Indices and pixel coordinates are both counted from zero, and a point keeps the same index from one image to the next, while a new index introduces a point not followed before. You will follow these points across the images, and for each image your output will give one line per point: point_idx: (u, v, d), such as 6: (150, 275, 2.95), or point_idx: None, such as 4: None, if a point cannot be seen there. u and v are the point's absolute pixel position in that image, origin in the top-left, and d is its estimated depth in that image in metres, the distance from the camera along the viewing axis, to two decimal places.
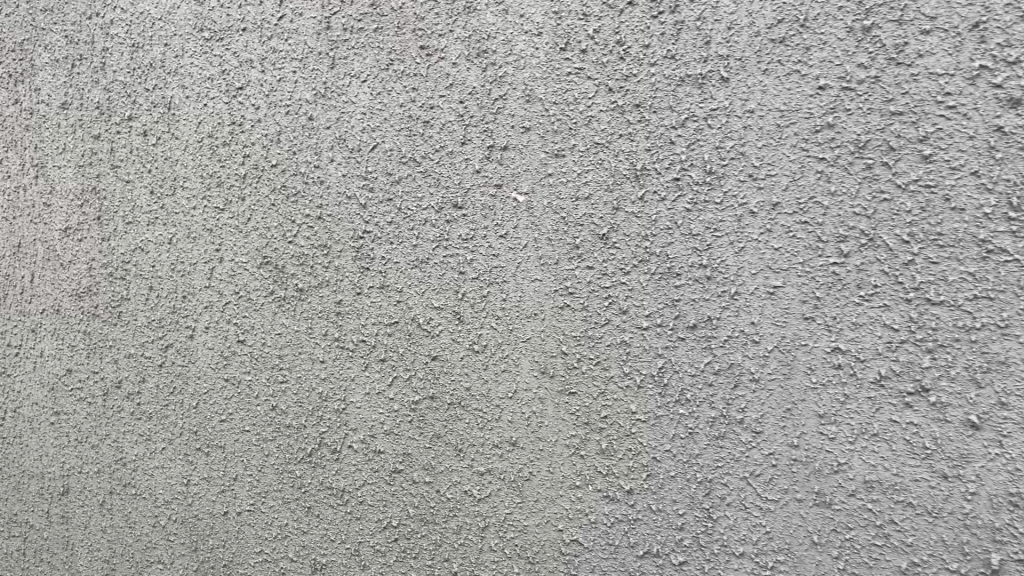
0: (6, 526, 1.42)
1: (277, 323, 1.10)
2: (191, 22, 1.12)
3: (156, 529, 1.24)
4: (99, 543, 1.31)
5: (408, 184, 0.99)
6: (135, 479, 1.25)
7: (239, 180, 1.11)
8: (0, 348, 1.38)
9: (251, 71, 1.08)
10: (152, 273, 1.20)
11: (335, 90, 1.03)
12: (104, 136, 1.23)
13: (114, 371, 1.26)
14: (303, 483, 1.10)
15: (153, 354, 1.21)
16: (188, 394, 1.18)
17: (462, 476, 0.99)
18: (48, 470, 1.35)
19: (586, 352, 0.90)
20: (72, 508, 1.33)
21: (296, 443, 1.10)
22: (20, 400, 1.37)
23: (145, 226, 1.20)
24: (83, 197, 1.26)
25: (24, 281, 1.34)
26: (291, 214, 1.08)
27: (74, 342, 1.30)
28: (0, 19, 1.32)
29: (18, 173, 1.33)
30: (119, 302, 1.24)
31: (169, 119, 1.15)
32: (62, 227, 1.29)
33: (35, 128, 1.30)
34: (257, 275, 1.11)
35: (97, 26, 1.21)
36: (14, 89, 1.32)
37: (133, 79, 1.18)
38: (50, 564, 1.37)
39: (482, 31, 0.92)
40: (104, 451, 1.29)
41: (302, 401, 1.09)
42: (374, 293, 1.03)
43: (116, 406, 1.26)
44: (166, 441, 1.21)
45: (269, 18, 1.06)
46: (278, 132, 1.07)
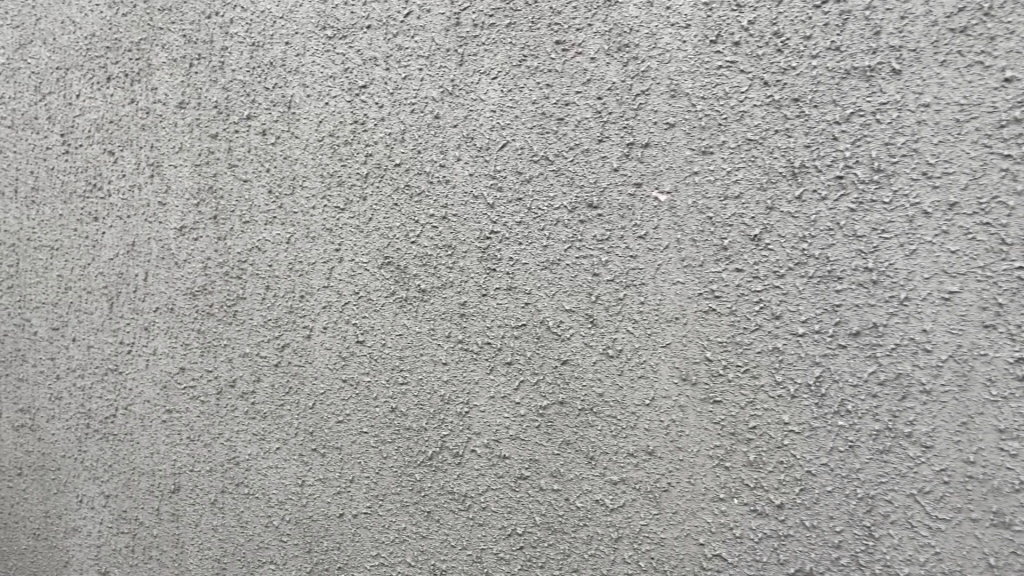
0: (116, 522, 1.44)
1: (397, 324, 1.09)
2: (314, 21, 1.11)
3: (269, 530, 1.24)
4: (209, 542, 1.31)
5: (539, 183, 0.97)
6: (248, 478, 1.25)
7: (361, 180, 1.10)
8: (115, 345, 1.40)
9: (375, 69, 1.07)
10: (269, 273, 1.20)
11: (463, 87, 1.00)
12: (221, 135, 1.23)
13: (228, 370, 1.26)
14: (423, 487, 1.08)
15: (269, 353, 1.21)
16: (305, 394, 1.18)
17: (594, 485, 0.96)
18: (159, 467, 1.37)
19: (733, 359, 0.88)
20: (182, 506, 1.34)
21: (416, 446, 1.09)
22: (132, 397, 1.39)
23: (263, 225, 1.19)
24: (199, 196, 1.26)
25: (139, 280, 1.35)
26: (414, 214, 1.06)
27: (187, 341, 1.30)
28: (117, 18, 1.34)
29: (134, 172, 1.34)
30: (235, 301, 1.24)
31: (290, 118, 1.15)
32: (177, 226, 1.29)
33: (151, 127, 1.31)
34: (378, 275, 1.10)
35: (217, 25, 1.21)
36: (131, 88, 1.33)
37: (253, 78, 1.18)
38: (159, 561, 1.38)
39: (623, 24, 0.91)
40: (217, 451, 1.29)
41: (423, 404, 1.08)
42: (500, 294, 1.01)
43: (230, 405, 1.26)
44: (280, 441, 1.21)
45: (395, 14, 1.05)
46: (402, 131, 1.06)
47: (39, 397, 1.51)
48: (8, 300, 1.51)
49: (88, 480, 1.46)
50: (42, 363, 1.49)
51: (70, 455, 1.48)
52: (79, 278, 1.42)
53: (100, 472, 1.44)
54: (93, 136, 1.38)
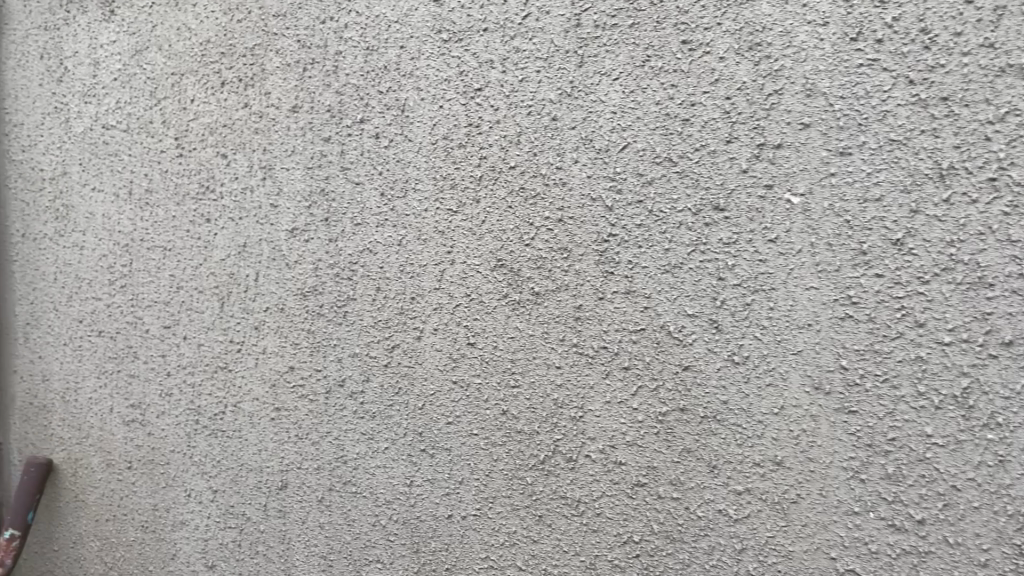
0: (223, 517, 1.47)
1: (510, 327, 1.09)
2: (430, 24, 1.12)
3: (376, 528, 1.25)
4: (316, 538, 1.33)
5: (661, 185, 0.96)
6: (356, 477, 1.27)
7: (475, 182, 1.10)
8: (225, 344, 1.43)
9: (490, 71, 1.07)
10: (380, 275, 1.21)
11: (582, 89, 1.00)
12: (335, 139, 1.24)
13: (337, 369, 1.28)
14: (534, 491, 1.08)
15: (378, 354, 1.22)
16: (414, 394, 1.19)
17: (716, 494, 0.96)
18: (267, 464, 1.39)
19: (871, 368, 0.88)
20: (289, 502, 1.37)
21: (528, 450, 1.08)
22: (241, 395, 1.42)
23: (375, 227, 1.21)
24: (311, 198, 1.28)
25: (250, 280, 1.38)
26: (529, 217, 1.06)
27: (297, 341, 1.33)
28: (232, 25, 1.37)
29: (246, 174, 1.37)
30: (345, 302, 1.26)
31: (403, 121, 1.16)
32: (289, 228, 1.32)
33: (264, 131, 1.34)
34: (490, 277, 1.10)
35: (331, 30, 1.23)
36: (244, 92, 1.36)
37: (367, 82, 1.19)
38: (265, 557, 1.41)
39: (756, 23, 0.91)
40: (324, 449, 1.30)
41: (535, 407, 1.07)
42: (617, 298, 1.00)
43: (339, 404, 1.28)
44: (389, 441, 1.22)
45: (512, 17, 1.05)
46: (517, 133, 1.06)
47: (150, 393, 1.56)
48: (122, 299, 1.58)
49: (197, 475, 1.50)
50: (153, 359, 1.55)
51: (180, 451, 1.52)
52: (191, 277, 1.47)
53: (209, 467, 1.48)
54: (206, 140, 1.42)
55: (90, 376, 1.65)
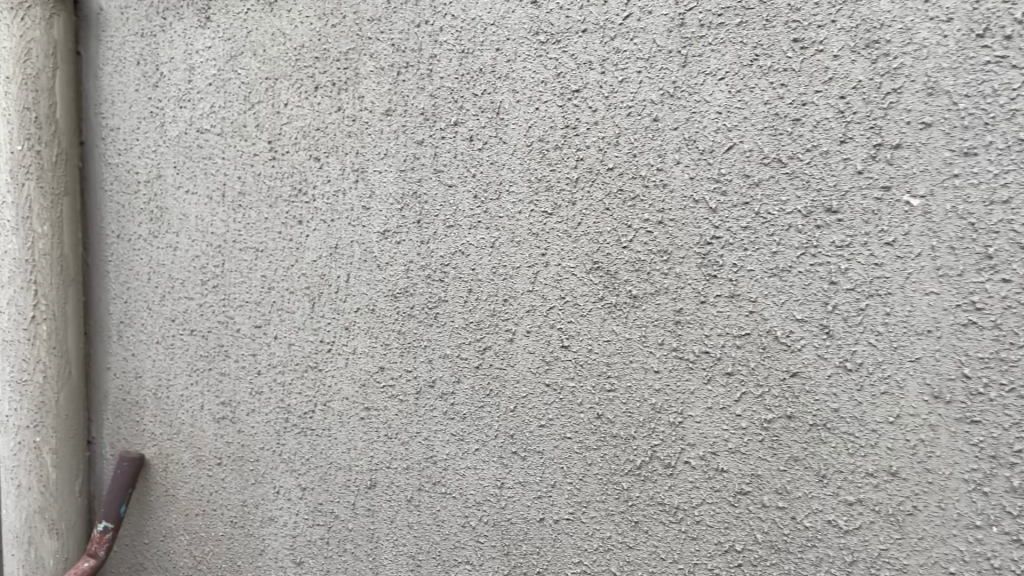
0: (312, 514, 1.50)
1: (606, 330, 1.08)
2: (527, 26, 1.12)
3: (466, 530, 1.25)
4: (405, 538, 1.34)
5: (769, 187, 0.96)
6: (446, 477, 1.27)
7: (571, 184, 1.10)
8: (315, 343, 1.46)
9: (590, 72, 1.07)
10: (472, 276, 1.21)
11: (686, 89, 1.00)
12: (428, 142, 1.25)
13: (429, 371, 1.28)
14: (630, 496, 1.07)
15: (469, 356, 1.23)
16: (506, 396, 1.19)
17: (824, 505, 0.95)
18: (356, 462, 1.41)
19: (995, 376, 0.87)
20: (378, 501, 1.38)
21: (624, 454, 1.08)
22: (331, 394, 1.44)
23: (467, 229, 1.21)
24: (404, 200, 1.29)
25: (341, 281, 1.40)
26: (627, 219, 1.05)
27: (387, 341, 1.34)
28: (325, 29, 1.39)
29: (339, 177, 1.39)
30: (437, 303, 1.26)
31: (498, 124, 1.16)
32: (381, 229, 1.33)
33: (357, 134, 1.35)
34: (586, 280, 1.09)
35: (426, 34, 1.24)
36: (337, 96, 1.38)
37: (461, 85, 1.20)
38: (353, 554, 1.43)
39: (873, 20, 0.91)
40: (414, 449, 1.31)
41: (632, 411, 1.06)
42: (721, 302, 1.00)
43: (429, 405, 1.28)
44: (480, 443, 1.22)
45: (613, 17, 1.05)
46: (616, 134, 1.05)
47: (240, 390, 1.59)
48: (214, 298, 1.62)
49: (286, 472, 1.53)
50: (244, 358, 1.58)
51: (269, 448, 1.55)
52: (283, 278, 1.50)
53: (298, 464, 1.51)
54: (300, 143, 1.45)
55: (182, 373, 1.69)
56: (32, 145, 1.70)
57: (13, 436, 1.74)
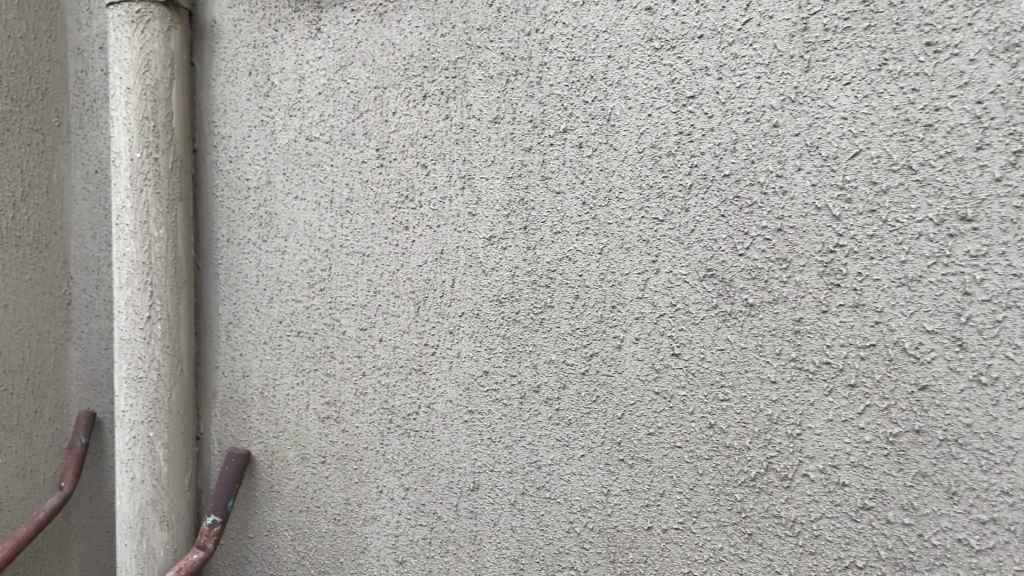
0: (415, 514, 1.52)
1: (720, 338, 1.07)
2: (641, 33, 1.12)
3: (570, 535, 1.25)
4: (508, 541, 1.35)
5: (898, 195, 0.94)
6: (550, 482, 1.27)
7: (684, 191, 1.09)
8: (420, 347, 1.48)
9: (706, 78, 1.06)
10: (579, 282, 1.21)
11: (809, 94, 0.99)
12: (536, 148, 1.26)
13: (533, 376, 1.28)
14: (744, 508, 1.06)
15: (575, 362, 1.23)
16: (613, 403, 1.18)
17: (954, 523, 0.92)
18: (459, 465, 1.42)
19: None
20: (482, 504, 1.39)
21: (737, 465, 1.06)
22: (435, 397, 1.46)
23: (575, 235, 1.21)
24: (510, 207, 1.30)
25: (446, 285, 1.42)
26: (744, 226, 1.04)
27: (492, 346, 1.35)
28: (435, 39, 1.41)
29: (445, 184, 1.41)
30: (542, 309, 1.26)
31: (609, 130, 1.16)
32: (487, 235, 1.34)
33: (465, 142, 1.37)
34: (700, 287, 1.08)
35: (536, 42, 1.25)
36: (445, 105, 1.40)
37: (571, 92, 1.21)
38: (456, 555, 1.45)
39: (1013, 22, 0.87)
40: (517, 453, 1.32)
41: (747, 422, 1.05)
42: (845, 312, 0.98)
43: (533, 410, 1.29)
44: (586, 449, 1.22)
45: (731, 23, 1.04)
46: (733, 141, 1.04)
47: (345, 391, 1.63)
48: (321, 301, 1.66)
49: (390, 472, 1.56)
50: (350, 360, 1.62)
51: (374, 448, 1.59)
52: (389, 282, 1.53)
53: (401, 465, 1.54)
54: (407, 151, 1.48)
55: (288, 373, 1.75)
56: (150, 152, 1.78)
57: (130, 431, 1.83)
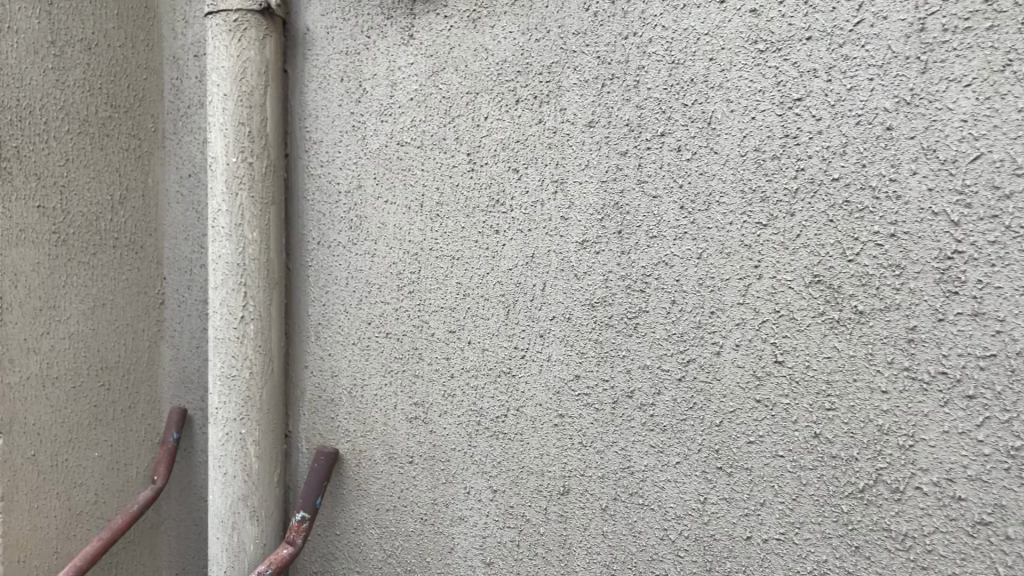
0: (502, 516, 1.52)
1: (826, 346, 1.05)
2: (745, 35, 1.11)
3: (665, 543, 1.24)
4: (599, 547, 1.34)
5: (1022, 199, 0.91)
6: (644, 488, 1.26)
7: (789, 195, 1.07)
8: (509, 351, 1.48)
9: (814, 80, 1.04)
10: (675, 287, 1.20)
11: (925, 96, 0.96)
12: (632, 152, 1.25)
13: (626, 380, 1.27)
14: (851, 520, 1.04)
15: (671, 367, 1.21)
16: (711, 410, 1.16)
17: None
18: (549, 468, 1.42)
19: None
20: (572, 508, 1.39)
21: (844, 476, 1.04)
22: (524, 400, 1.46)
23: (672, 240, 1.20)
24: (604, 211, 1.30)
25: (536, 289, 1.42)
26: (853, 230, 1.02)
27: (583, 350, 1.34)
28: (529, 44, 1.42)
29: (538, 188, 1.41)
30: (636, 313, 1.25)
31: (709, 134, 1.15)
32: (580, 240, 1.34)
33: (559, 146, 1.37)
34: (805, 294, 1.06)
35: (634, 45, 1.24)
36: (538, 109, 1.40)
37: (670, 95, 1.19)
38: (545, 559, 1.44)
39: None
40: (610, 458, 1.31)
41: (854, 432, 1.03)
42: (963, 320, 0.95)
43: (626, 415, 1.28)
44: (682, 456, 1.20)
45: (842, 23, 1.02)
46: (843, 144, 1.02)
47: (433, 393, 1.65)
48: (410, 303, 1.69)
49: (477, 473, 1.57)
50: (438, 361, 1.64)
51: (461, 449, 1.60)
52: (478, 285, 1.54)
53: (490, 466, 1.54)
54: (499, 155, 1.48)
55: (377, 374, 1.78)
56: (245, 157, 1.84)
57: (223, 427, 1.89)
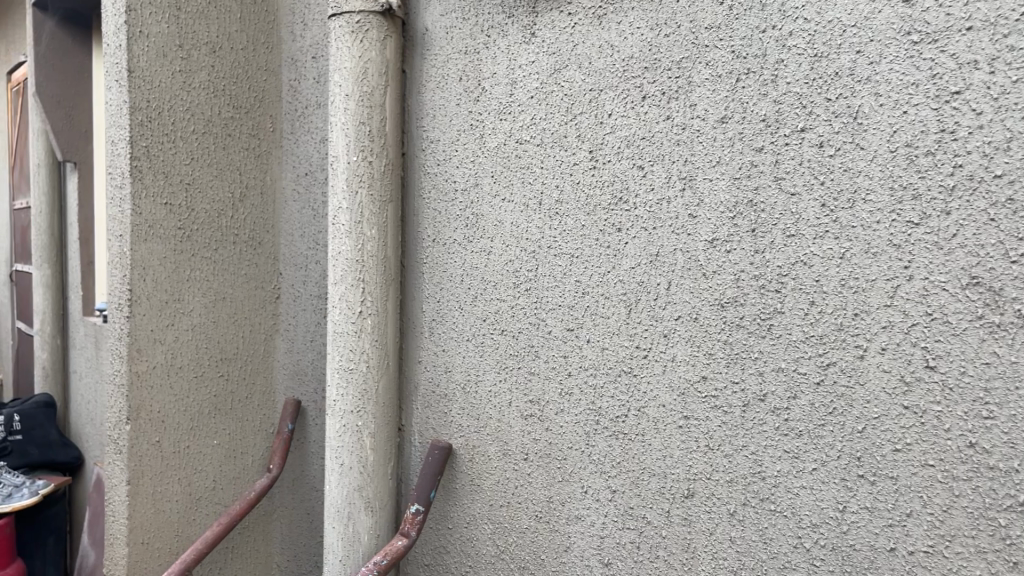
0: (621, 517, 1.50)
1: (984, 351, 1.00)
2: (896, 27, 1.06)
3: (798, 550, 1.20)
4: (726, 553, 1.31)
5: None
6: (776, 494, 1.23)
7: (944, 193, 1.02)
8: (631, 350, 1.46)
9: (974, 73, 0.99)
10: (815, 288, 1.16)
11: None
12: (769, 149, 1.22)
13: (758, 384, 1.24)
14: (1009, 535, 0.98)
15: (809, 370, 1.17)
16: (852, 416, 1.13)
17: None
18: (672, 470, 1.39)
19: None
20: (696, 512, 1.35)
21: (1001, 488, 0.98)
22: (647, 400, 1.44)
23: (812, 239, 1.16)
24: (736, 209, 1.26)
25: (660, 288, 1.40)
26: (1018, 230, 0.96)
27: (711, 350, 1.31)
28: (657, 40, 1.39)
29: (665, 185, 1.38)
30: (770, 314, 1.22)
31: (855, 129, 1.11)
32: (709, 238, 1.31)
33: (688, 143, 1.34)
34: (961, 296, 1.01)
35: (772, 39, 1.21)
36: (666, 105, 1.37)
37: (812, 89, 1.16)
38: (666, 562, 1.41)
39: None
40: (738, 463, 1.28)
41: (1015, 442, 0.97)
42: None
43: (758, 418, 1.24)
44: (819, 462, 1.17)
45: (1006, 12, 0.97)
46: (1007, 139, 0.97)
47: (550, 391, 1.65)
48: (527, 301, 1.69)
49: (596, 473, 1.55)
50: (556, 359, 1.63)
51: (578, 449, 1.59)
52: (599, 284, 1.53)
53: (609, 466, 1.52)
54: (623, 152, 1.46)
55: (492, 370, 1.79)
56: (365, 156, 1.87)
57: (340, 419, 1.94)
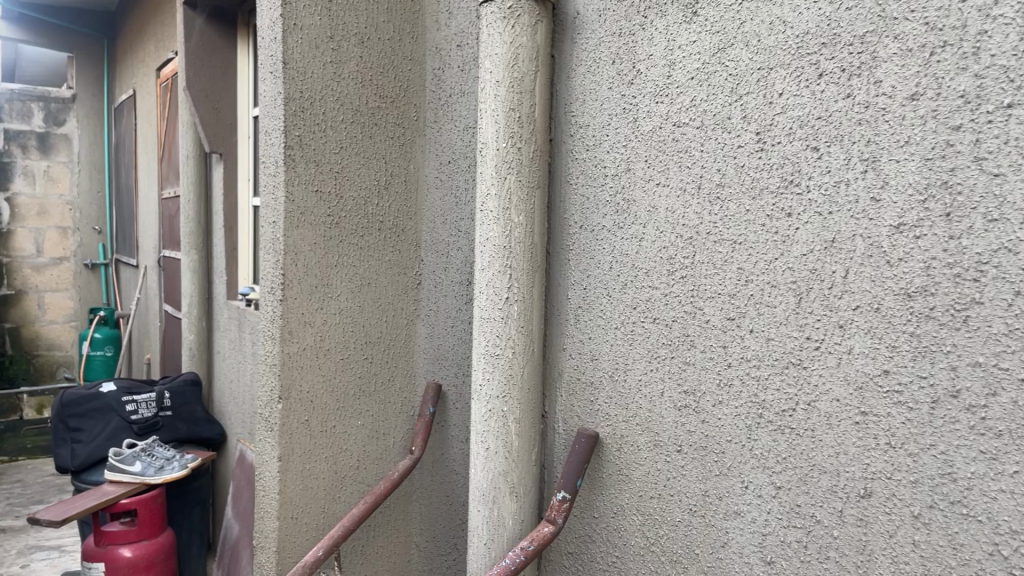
0: (786, 515, 1.44)
1: None
2: None
3: (994, 559, 1.12)
4: (908, 558, 1.23)
5: None
6: (969, 498, 1.14)
7: None
8: (800, 341, 1.40)
9: None
10: (1021, 277, 1.07)
11: None
12: (968, 127, 1.13)
13: (950, 379, 1.16)
14: None
15: (1012, 366, 1.09)
16: None
17: None
18: (847, 469, 1.32)
19: None
20: (875, 513, 1.28)
21: None
22: (818, 394, 1.37)
23: (1018, 224, 1.08)
24: (928, 191, 1.18)
25: (836, 276, 1.33)
26: None
27: (895, 343, 1.24)
28: (836, 14, 1.31)
29: (843, 168, 1.31)
30: (966, 305, 1.14)
31: None
32: (894, 222, 1.23)
33: (871, 122, 1.26)
34: None
35: (973, 8, 1.12)
36: (846, 82, 1.30)
37: (1021, 62, 1.07)
38: (838, 563, 1.35)
39: None
40: (925, 463, 1.20)
41: None
42: None
43: (949, 416, 1.16)
44: (1022, 465, 1.08)
45: None
46: None
47: (707, 380, 1.60)
48: (683, 289, 1.64)
49: (758, 468, 1.49)
50: (714, 349, 1.58)
51: (738, 442, 1.53)
52: (765, 271, 1.46)
53: (773, 462, 1.46)
54: (795, 133, 1.39)
55: (643, 359, 1.76)
56: (514, 142, 1.87)
57: (487, 404, 1.95)
